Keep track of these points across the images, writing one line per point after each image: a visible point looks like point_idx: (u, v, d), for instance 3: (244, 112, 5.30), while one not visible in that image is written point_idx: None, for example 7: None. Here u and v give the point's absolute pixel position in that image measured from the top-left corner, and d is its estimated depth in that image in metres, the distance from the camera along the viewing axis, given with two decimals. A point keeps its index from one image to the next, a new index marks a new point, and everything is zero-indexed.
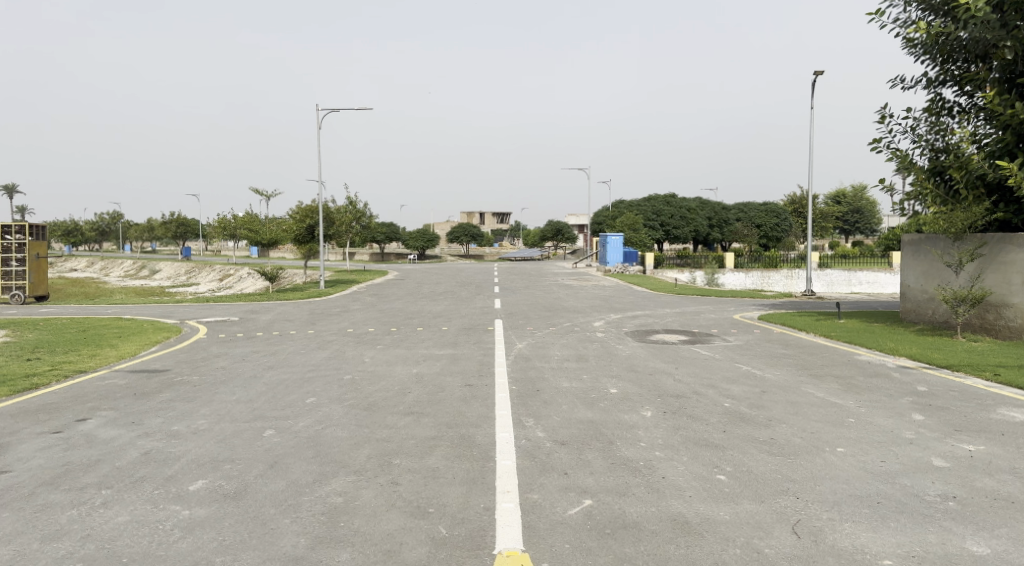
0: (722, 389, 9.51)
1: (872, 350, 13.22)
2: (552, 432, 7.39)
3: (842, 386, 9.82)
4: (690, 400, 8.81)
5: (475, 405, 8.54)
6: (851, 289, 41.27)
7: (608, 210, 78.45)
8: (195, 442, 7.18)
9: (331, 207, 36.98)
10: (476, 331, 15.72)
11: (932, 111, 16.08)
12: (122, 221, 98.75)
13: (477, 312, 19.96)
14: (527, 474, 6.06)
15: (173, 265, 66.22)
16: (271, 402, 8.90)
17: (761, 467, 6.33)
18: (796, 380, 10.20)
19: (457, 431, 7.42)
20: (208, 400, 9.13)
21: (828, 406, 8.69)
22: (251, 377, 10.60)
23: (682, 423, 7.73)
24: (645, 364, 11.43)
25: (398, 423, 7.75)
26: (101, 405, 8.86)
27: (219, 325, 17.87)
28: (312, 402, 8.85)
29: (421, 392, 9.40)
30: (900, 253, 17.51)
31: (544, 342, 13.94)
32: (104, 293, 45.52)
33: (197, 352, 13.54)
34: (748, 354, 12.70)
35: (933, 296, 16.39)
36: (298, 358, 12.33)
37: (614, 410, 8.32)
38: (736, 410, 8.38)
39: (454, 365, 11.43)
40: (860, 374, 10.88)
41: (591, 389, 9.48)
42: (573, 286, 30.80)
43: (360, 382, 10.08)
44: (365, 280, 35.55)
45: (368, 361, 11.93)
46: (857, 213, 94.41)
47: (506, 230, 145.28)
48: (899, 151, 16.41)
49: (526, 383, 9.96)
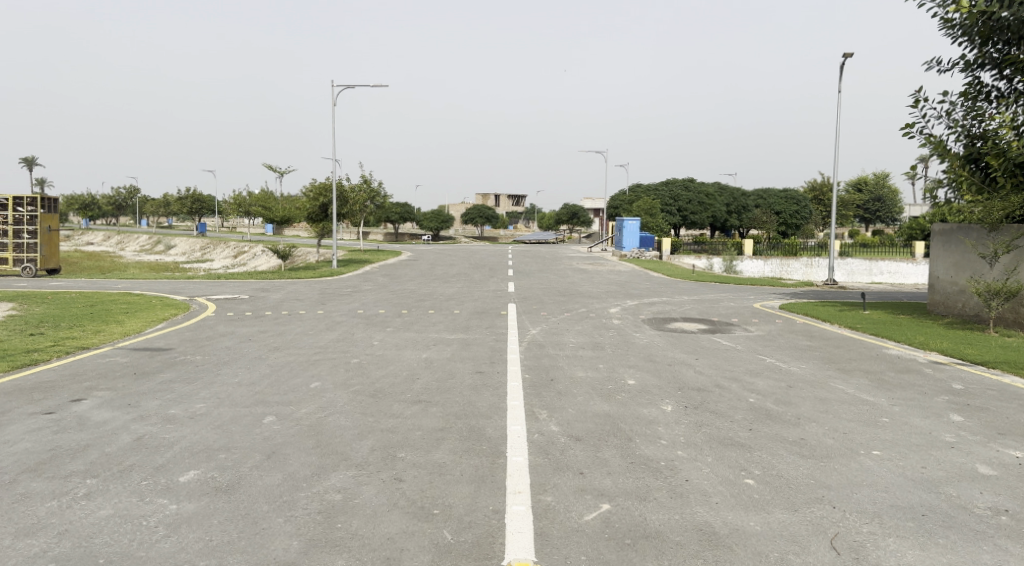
0: (746, 383, 9.04)
1: (901, 344, 12.61)
2: (566, 426, 6.96)
3: (873, 383, 9.31)
4: (713, 394, 8.35)
5: (485, 395, 8.15)
6: (871, 279, 40.66)
7: (625, 194, 77.36)
8: (191, 428, 6.85)
9: (345, 186, 36.61)
10: (488, 315, 15.29)
11: (970, 95, 15.29)
12: (138, 196, 99.06)
13: (490, 295, 19.54)
14: (539, 473, 5.66)
15: (187, 241, 66.20)
16: (274, 385, 8.56)
17: (792, 471, 5.89)
18: (824, 375, 9.69)
19: (467, 422, 7.03)
20: (209, 381, 8.80)
21: (860, 404, 8.18)
22: (255, 359, 10.26)
23: (705, 419, 7.28)
24: (664, 354, 10.98)
25: (405, 413, 7.36)
26: (99, 385, 8.57)
27: (228, 303, 17.58)
28: (317, 387, 8.49)
29: (430, 379, 9.00)
30: (931, 243, 16.81)
31: (559, 328, 13.51)
32: (117, 268, 45.52)
33: (203, 330, 13.24)
34: (772, 346, 12.18)
35: (963, 289, 15.70)
36: (306, 339, 11.99)
37: (632, 403, 7.88)
38: (762, 406, 7.91)
39: (465, 351, 11.03)
40: (890, 369, 10.33)
41: (607, 380, 9.04)
42: (588, 270, 30.29)
43: (367, 367, 9.70)
44: (378, 260, 35.23)
45: (377, 344, 11.56)
46: (878, 202, 92.35)
47: (521, 212, 144.06)
48: (933, 136, 15.69)
49: (539, 372, 9.53)
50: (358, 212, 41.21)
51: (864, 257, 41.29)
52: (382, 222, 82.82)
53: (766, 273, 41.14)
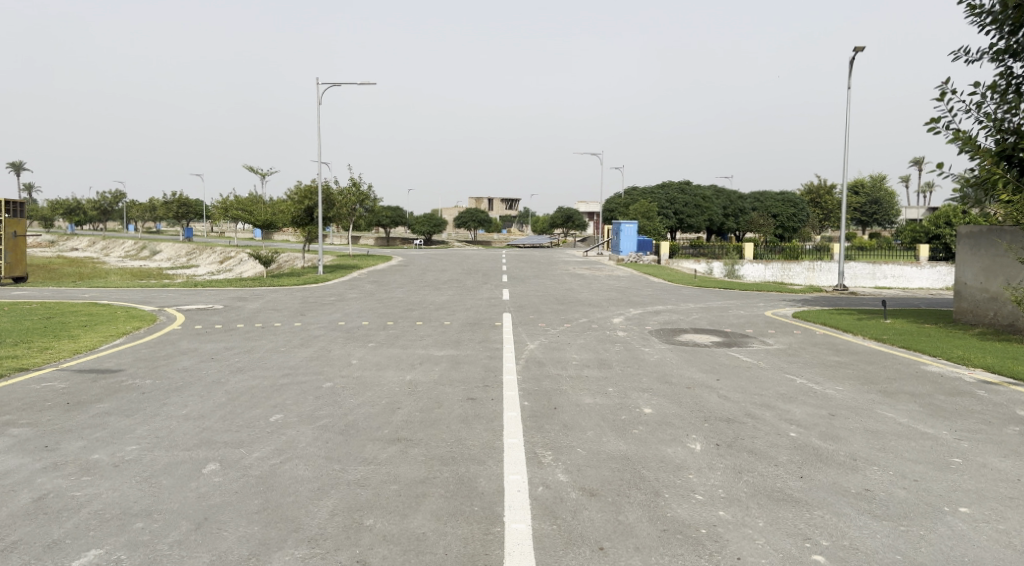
0: (781, 411, 7.78)
1: (938, 358, 11.34)
2: (575, 474, 5.67)
3: (927, 409, 8.01)
4: (746, 427, 7.09)
5: (477, 430, 6.85)
6: (874, 284, 39.68)
7: (620, 197, 76.33)
8: (111, 481, 5.53)
9: (333, 189, 35.27)
10: (481, 327, 13.97)
11: (1000, 88, 14.10)
12: (124, 200, 97.05)
13: (483, 304, 18.24)
14: (548, 549, 4.37)
15: (174, 246, 64.58)
16: (227, 420, 7.25)
17: (868, 540, 4.62)
18: (867, 400, 8.40)
19: (453, 469, 5.74)
20: (152, 415, 7.48)
21: (920, 438, 6.89)
22: (212, 384, 8.94)
23: (743, 463, 6.01)
24: (680, 374, 9.70)
25: (379, 456, 6.05)
26: (19, 420, 7.24)
27: (199, 315, 16.20)
28: (278, 421, 7.18)
29: (413, 408, 7.68)
30: (957, 246, 15.51)
31: (560, 342, 12.20)
32: (99, 274, 44.09)
33: (164, 347, 11.90)
34: (797, 362, 10.90)
35: (996, 296, 14.50)
36: (276, 358, 10.67)
37: (653, 440, 6.60)
38: (807, 443, 6.64)
39: (455, 371, 9.71)
40: (940, 390, 9.03)
41: (619, 409, 7.75)
42: (585, 276, 29.05)
43: (341, 393, 8.38)
44: (367, 266, 33.93)
45: (355, 363, 10.23)
46: (875, 204, 90.98)
47: (515, 216, 142.54)
48: (961, 131, 14.50)
49: (540, 398, 8.21)
50: (347, 216, 39.90)
51: (867, 259, 40.23)
52: (374, 226, 81.52)
53: (767, 277, 40.02)
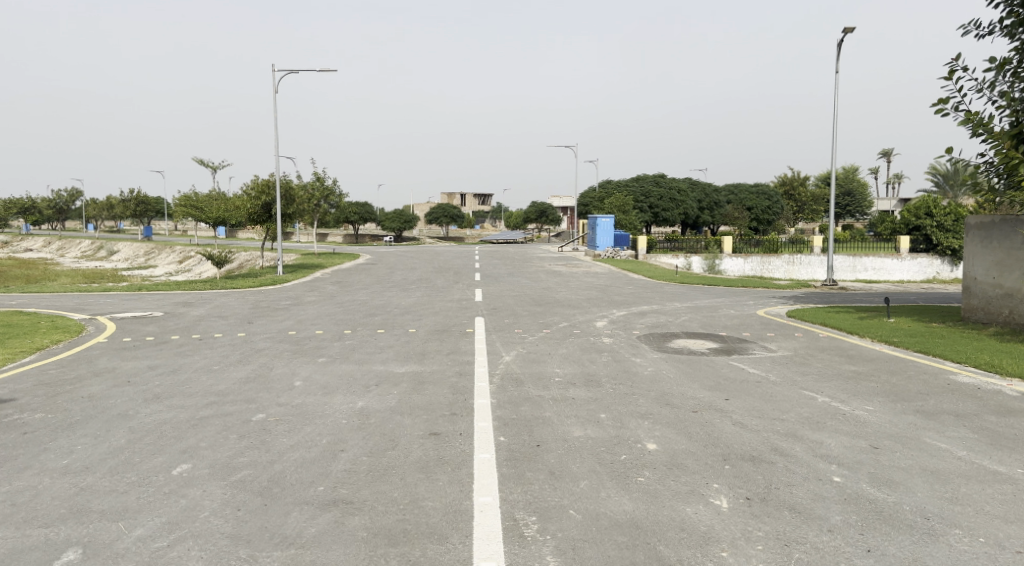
0: (813, 445, 6.35)
1: (965, 366, 10.03)
2: (570, 559, 4.15)
3: (984, 437, 6.64)
4: (779, 471, 5.65)
5: (439, 484, 5.32)
6: (856, 276, 38.85)
7: (595, 192, 75.06)
8: None
9: (293, 184, 33.22)
10: (450, 335, 12.36)
11: (1013, 64, 12.82)
12: (80, 198, 92.83)
13: (454, 306, 16.64)
14: None
15: (132, 246, 61.55)
16: (115, 476, 5.60)
17: None
18: (908, 425, 7.03)
19: (404, 553, 4.21)
20: (21, 468, 5.80)
21: (995, 480, 5.52)
22: (115, 420, 7.24)
23: (787, 530, 4.57)
24: (681, 393, 8.23)
25: (308, 532, 4.51)
26: None
27: (131, 325, 14.34)
28: (182, 476, 5.56)
29: (360, 451, 6.10)
30: (966, 238, 14.29)
31: (539, 353, 10.68)
32: (48, 277, 41.38)
33: (75, 367, 10.11)
34: (812, 374, 9.52)
35: (1012, 292, 13.35)
36: (204, 380, 8.99)
37: (665, 494, 5.13)
38: (859, 493, 5.23)
39: (416, 394, 8.14)
40: (987, 408, 7.69)
41: (617, 445, 6.27)
42: (563, 273, 27.61)
43: (275, 429, 6.78)
44: (331, 264, 32.01)
45: (299, 385, 8.61)
46: (847, 196, 91.18)
47: (488, 211, 140.35)
48: (974, 113, 13.24)
49: (517, 432, 6.67)
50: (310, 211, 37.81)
51: (847, 252, 39.40)
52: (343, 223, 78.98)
53: (747, 271, 38.95)
